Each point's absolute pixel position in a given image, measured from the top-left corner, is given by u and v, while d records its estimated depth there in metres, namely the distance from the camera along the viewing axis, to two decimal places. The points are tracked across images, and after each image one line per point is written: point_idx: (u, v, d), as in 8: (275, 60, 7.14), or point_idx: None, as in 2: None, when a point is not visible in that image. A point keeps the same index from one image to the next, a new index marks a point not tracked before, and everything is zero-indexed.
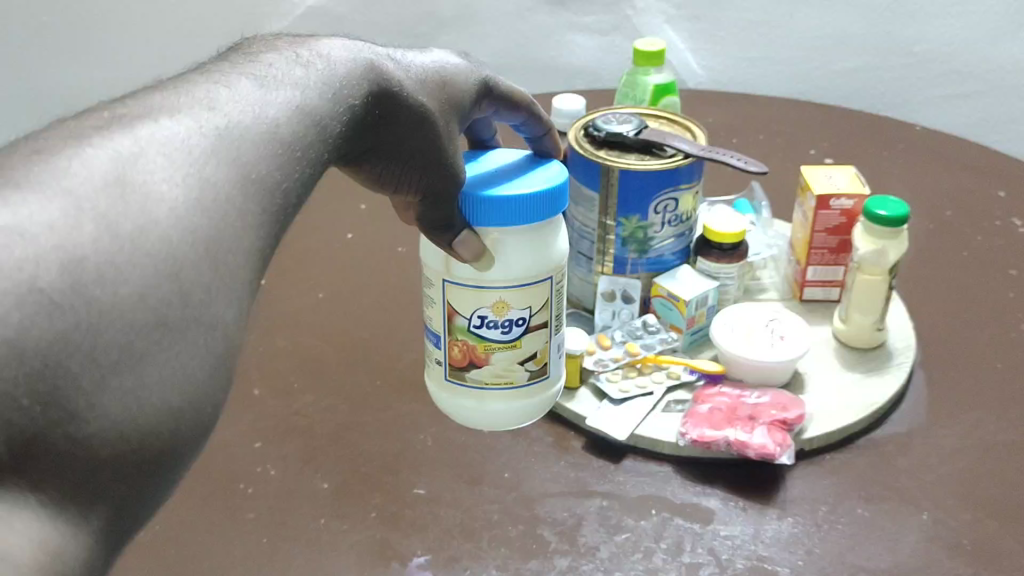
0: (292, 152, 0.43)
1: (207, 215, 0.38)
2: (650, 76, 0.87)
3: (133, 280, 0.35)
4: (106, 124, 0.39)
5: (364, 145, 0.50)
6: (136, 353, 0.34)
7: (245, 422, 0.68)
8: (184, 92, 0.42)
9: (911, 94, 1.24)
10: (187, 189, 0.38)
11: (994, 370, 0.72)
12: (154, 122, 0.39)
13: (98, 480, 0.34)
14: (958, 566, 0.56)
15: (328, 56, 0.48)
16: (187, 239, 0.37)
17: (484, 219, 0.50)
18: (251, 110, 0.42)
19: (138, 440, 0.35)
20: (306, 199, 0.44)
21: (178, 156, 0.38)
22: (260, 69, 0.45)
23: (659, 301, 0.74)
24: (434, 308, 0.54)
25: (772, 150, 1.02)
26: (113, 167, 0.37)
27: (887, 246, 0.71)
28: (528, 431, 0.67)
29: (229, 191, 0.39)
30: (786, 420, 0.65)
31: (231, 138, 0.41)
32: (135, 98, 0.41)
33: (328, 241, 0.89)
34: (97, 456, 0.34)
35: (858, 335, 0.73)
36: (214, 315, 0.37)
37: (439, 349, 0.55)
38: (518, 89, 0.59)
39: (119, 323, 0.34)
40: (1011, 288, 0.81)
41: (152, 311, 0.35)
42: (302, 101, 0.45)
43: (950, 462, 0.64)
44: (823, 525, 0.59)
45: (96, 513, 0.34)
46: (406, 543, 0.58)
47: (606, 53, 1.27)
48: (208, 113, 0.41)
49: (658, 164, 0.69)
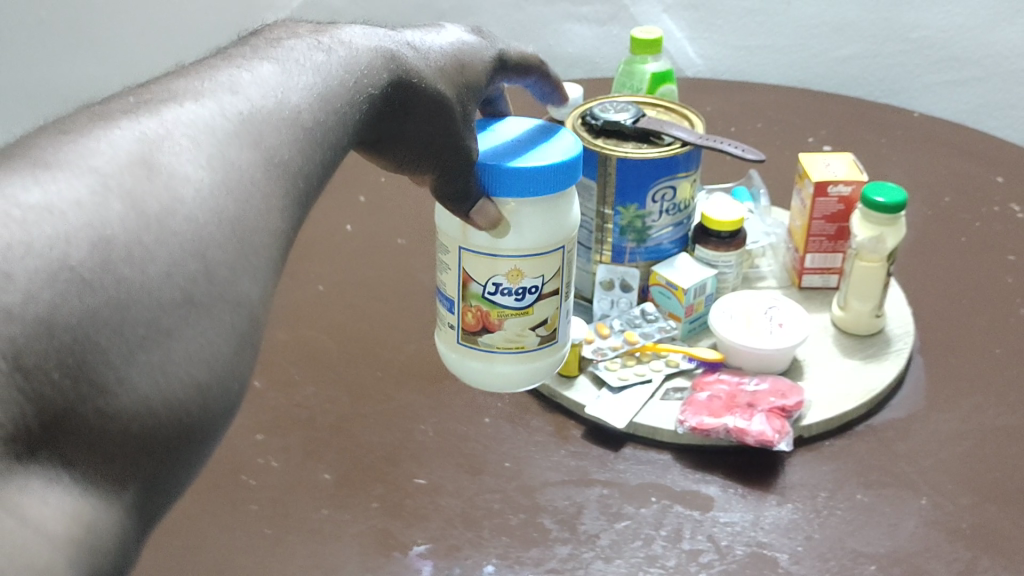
0: (314, 137, 0.44)
1: (231, 196, 0.39)
2: (648, 65, 0.87)
3: (161, 258, 0.36)
4: (132, 108, 0.40)
5: (382, 132, 0.51)
6: (163, 330, 0.35)
7: (248, 413, 0.68)
8: (208, 75, 0.43)
9: (909, 81, 1.23)
10: (212, 170, 0.39)
11: (993, 355, 0.72)
12: (179, 105, 0.40)
13: (131, 455, 0.35)
14: (958, 551, 0.57)
15: (350, 42, 0.49)
16: (214, 220, 0.38)
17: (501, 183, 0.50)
18: (273, 94, 0.43)
19: (168, 415, 0.35)
20: (327, 182, 0.45)
21: (202, 140, 0.39)
22: (282, 53, 0.46)
23: (658, 290, 0.74)
24: (451, 273, 0.54)
25: (770, 138, 1.02)
26: (137, 148, 0.38)
27: (885, 232, 0.71)
28: (529, 421, 0.68)
29: (254, 174, 0.40)
30: (786, 406, 0.65)
31: (255, 122, 0.42)
32: (159, 83, 0.43)
33: (327, 233, 0.89)
34: (128, 430, 0.34)
35: (856, 322, 0.73)
36: (240, 293, 0.38)
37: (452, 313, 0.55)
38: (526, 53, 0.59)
39: (147, 300, 0.35)
40: (1009, 273, 0.81)
41: (179, 287, 0.36)
42: (323, 87, 0.45)
43: (949, 447, 0.64)
44: (822, 511, 0.60)
45: (129, 489, 0.35)
46: (408, 533, 0.58)
47: (603, 42, 1.27)
48: (231, 96, 0.42)
49: (655, 152, 0.69)
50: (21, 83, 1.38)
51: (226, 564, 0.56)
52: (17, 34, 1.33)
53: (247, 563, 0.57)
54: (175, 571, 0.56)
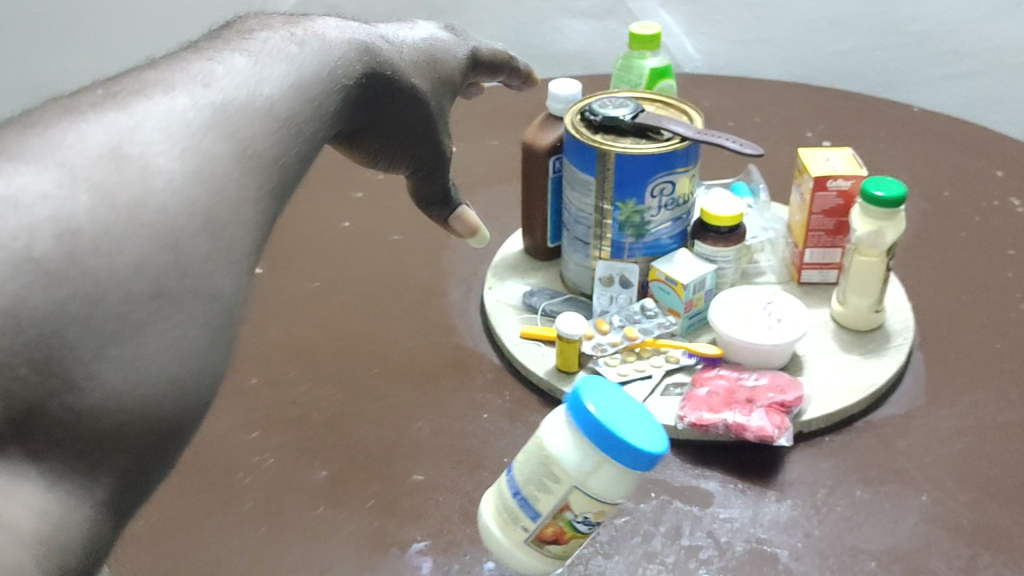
0: (288, 129, 0.45)
1: (204, 187, 0.40)
2: (646, 60, 0.86)
3: (130, 251, 0.37)
4: (101, 100, 0.40)
5: (364, 124, 0.56)
6: (135, 323, 0.36)
7: (245, 411, 0.68)
8: (179, 69, 0.44)
9: (908, 75, 1.23)
10: (184, 162, 0.40)
11: (993, 350, 0.72)
12: (150, 98, 0.41)
13: (105, 450, 0.35)
14: (958, 547, 0.57)
15: (322, 35, 0.51)
16: (185, 211, 0.39)
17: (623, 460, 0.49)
18: (246, 86, 0.45)
19: (140, 411, 0.36)
20: (303, 176, 0.46)
21: (175, 131, 0.40)
22: (253, 45, 0.48)
23: (657, 286, 0.74)
24: (552, 474, 0.51)
25: (769, 132, 1.02)
26: (108, 139, 0.38)
27: (884, 227, 0.70)
28: (527, 417, 0.68)
29: (227, 165, 0.41)
30: (785, 402, 0.65)
31: (228, 113, 0.43)
32: (129, 76, 0.43)
33: (324, 229, 0.89)
34: (99, 425, 0.35)
35: (855, 317, 0.73)
36: (214, 287, 0.39)
37: (531, 524, 0.52)
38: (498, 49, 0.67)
39: (117, 294, 0.36)
40: (1009, 268, 0.81)
41: (150, 281, 0.37)
42: (295, 79, 0.47)
43: (948, 444, 0.64)
44: (821, 508, 0.59)
45: (102, 484, 0.35)
46: (405, 531, 0.58)
47: (601, 38, 1.27)
48: (202, 89, 0.43)
49: (653, 147, 0.69)
50: (17, 78, 1.38)
51: (222, 563, 0.56)
52: (13, 31, 1.33)
53: (244, 561, 0.56)
54: (170, 570, 0.56)
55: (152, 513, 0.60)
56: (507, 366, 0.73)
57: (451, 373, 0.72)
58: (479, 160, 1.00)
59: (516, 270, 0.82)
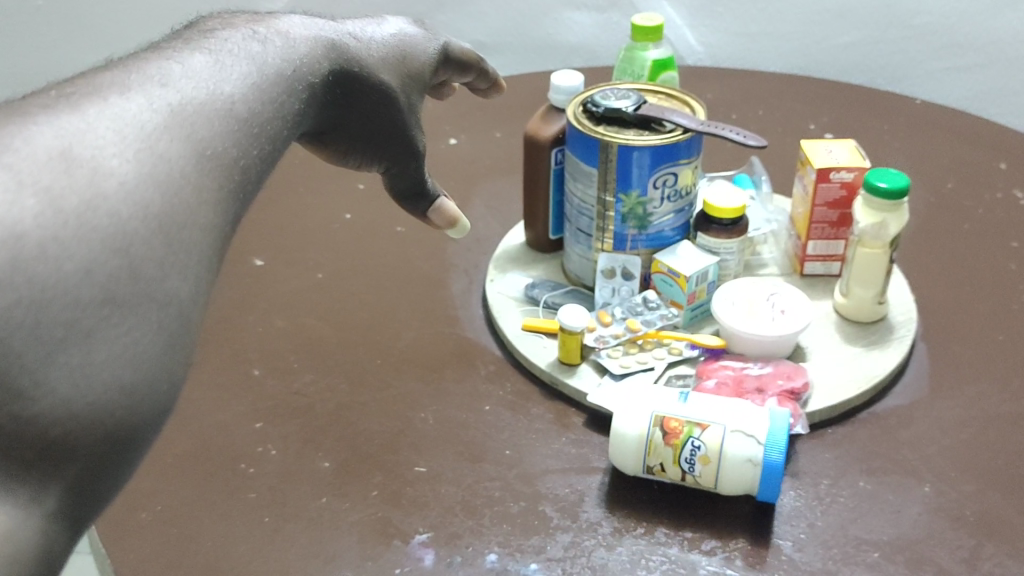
0: (250, 127, 0.47)
1: (159, 189, 0.40)
2: (649, 52, 0.86)
3: (78, 256, 0.36)
4: (54, 102, 0.41)
5: (331, 121, 0.59)
6: (83, 330, 0.36)
7: (247, 402, 0.68)
8: (136, 70, 0.44)
9: (911, 68, 1.23)
10: (137, 164, 0.40)
11: (995, 342, 0.72)
12: (104, 100, 0.41)
13: (52, 459, 0.35)
14: (961, 538, 0.56)
15: (286, 33, 0.53)
16: (139, 215, 0.39)
17: (771, 488, 0.57)
18: (205, 87, 0.46)
19: (88, 419, 0.36)
20: (265, 175, 0.47)
21: (128, 132, 0.41)
22: (215, 44, 0.49)
23: (660, 278, 0.74)
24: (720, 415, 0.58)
25: (772, 125, 1.02)
26: (57, 143, 0.38)
27: (887, 219, 0.70)
28: (529, 409, 0.67)
29: (184, 166, 0.42)
30: (795, 389, 0.65)
31: (185, 114, 0.43)
32: (85, 79, 0.44)
33: (326, 220, 0.89)
34: (46, 434, 0.35)
35: (859, 309, 0.73)
36: (169, 290, 0.39)
37: (666, 418, 0.58)
38: (467, 48, 0.69)
39: (65, 299, 0.36)
40: (1013, 260, 0.80)
41: (99, 287, 0.37)
42: (256, 78, 0.49)
43: (951, 434, 0.64)
44: (825, 498, 0.59)
45: (50, 493, 0.35)
46: (408, 521, 0.58)
47: (604, 30, 1.26)
48: (160, 90, 0.44)
49: (657, 139, 0.69)
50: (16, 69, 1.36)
51: (224, 553, 0.56)
52: None
53: (246, 551, 0.56)
54: (172, 560, 0.56)
55: (154, 505, 0.60)
56: (509, 358, 0.73)
57: (453, 364, 0.72)
58: (481, 153, 1.00)
59: (518, 262, 0.82)
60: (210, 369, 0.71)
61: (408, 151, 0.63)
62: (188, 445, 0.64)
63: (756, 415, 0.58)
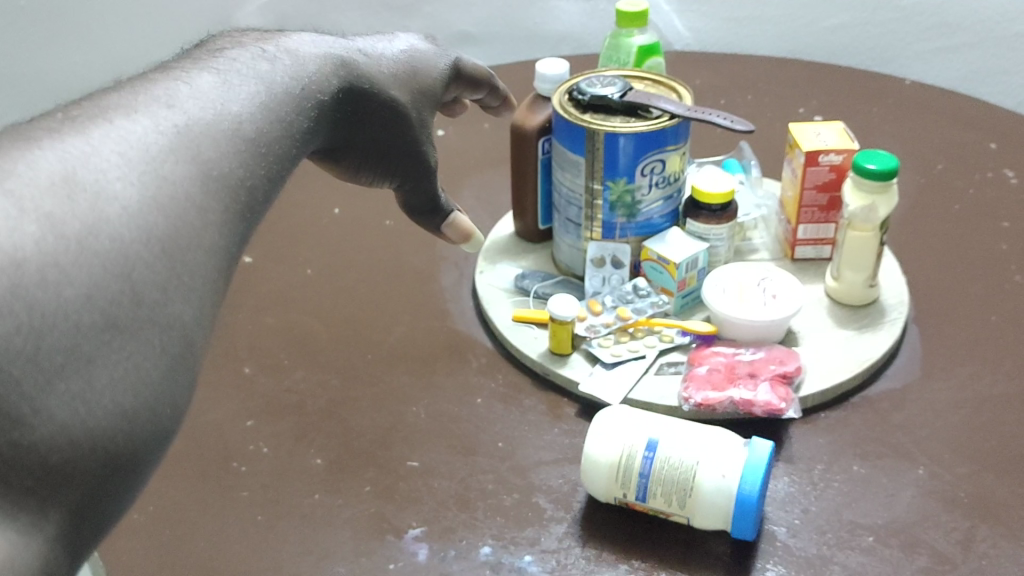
0: (258, 148, 0.47)
1: (163, 213, 0.40)
2: (634, 38, 0.85)
3: (78, 282, 0.36)
4: (59, 126, 0.41)
5: (343, 141, 0.59)
6: (83, 356, 0.36)
7: (238, 400, 0.67)
8: (143, 91, 0.45)
9: (899, 49, 1.22)
10: (141, 187, 0.40)
11: (987, 323, 0.72)
12: (110, 122, 0.41)
13: (53, 483, 0.34)
14: (956, 520, 0.56)
15: (295, 52, 0.54)
16: (142, 238, 0.39)
17: (745, 527, 0.54)
18: (212, 107, 0.46)
19: (91, 445, 0.35)
20: (273, 194, 0.47)
21: (133, 155, 0.41)
22: (224, 65, 0.50)
23: (649, 265, 0.73)
24: (688, 501, 0.54)
25: (760, 109, 1.01)
26: (60, 168, 0.38)
27: (877, 201, 0.69)
28: (521, 400, 0.67)
29: (189, 188, 0.42)
30: (787, 373, 0.65)
31: (192, 136, 0.43)
32: (91, 101, 0.44)
33: (315, 216, 0.89)
34: (46, 461, 0.34)
35: (849, 292, 0.73)
36: (172, 314, 0.39)
37: (633, 499, 0.56)
38: (480, 65, 0.70)
39: (64, 325, 0.35)
40: (1004, 240, 0.80)
41: (100, 312, 0.36)
42: (264, 97, 0.49)
43: (945, 417, 0.64)
44: (818, 483, 0.59)
45: (51, 519, 0.34)
46: (401, 516, 0.58)
47: (591, 18, 1.25)
48: (167, 111, 0.44)
49: (644, 125, 0.68)
50: None
51: (218, 553, 0.56)
52: None
53: (240, 550, 0.56)
54: (165, 561, 0.56)
55: (148, 506, 0.59)
56: (500, 349, 0.72)
57: (445, 357, 0.71)
58: (469, 144, 0.99)
59: (507, 253, 0.81)
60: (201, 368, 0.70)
61: (420, 168, 0.63)
62: (181, 444, 0.64)
63: (732, 463, 0.54)
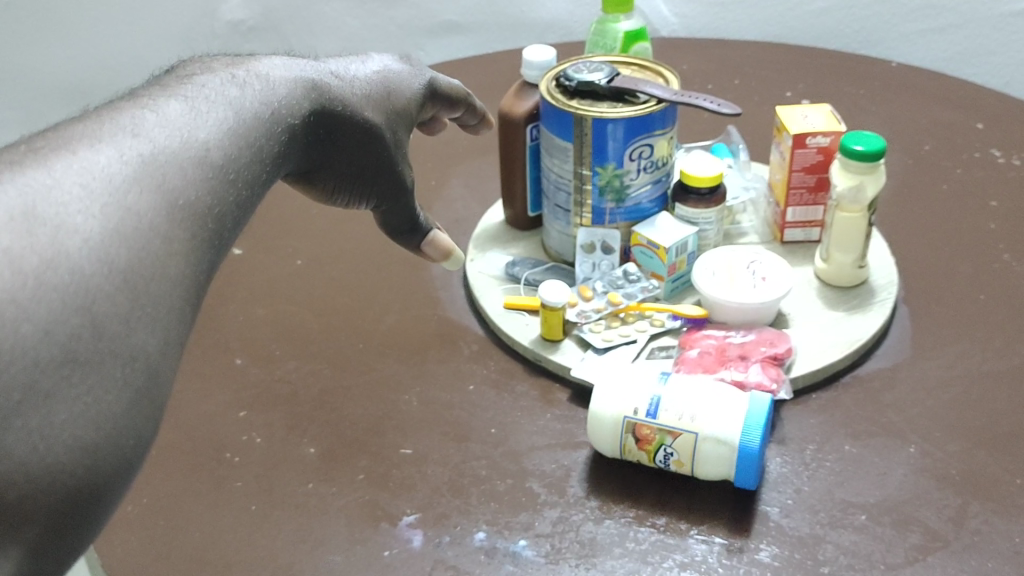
0: (225, 174, 0.47)
1: (126, 244, 0.40)
2: (620, 23, 0.85)
3: (37, 317, 0.36)
4: (22, 158, 0.41)
5: (318, 163, 0.59)
6: (42, 393, 0.35)
7: (229, 392, 0.67)
8: (109, 120, 0.45)
9: (885, 31, 1.22)
10: (104, 219, 0.40)
11: (976, 302, 0.72)
12: (74, 154, 0.41)
13: (10, 518, 0.35)
14: (947, 497, 0.57)
15: (266, 76, 0.54)
16: (103, 270, 0.39)
17: (747, 477, 0.56)
18: (178, 134, 0.46)
19: (47, 480, 0.35)
20: (239, 221, 0.47)
21: (96, 186, 0.41)
22: (192, 91, 0.50)
23: (639, 250, 0.73)
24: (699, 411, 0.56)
25: (748, 94, 1.01)
26: (20, 202, 0.38)
27: (864, 181, 0.69)
28: (514, 387, 0.67)
29: (154, 219, 0.42)
30: (778, 355, 0.65)
31: (156, 165, 0.43)
32: (56, 131, 0.44)
33: (305, 206, 0.88)
34: (4, 498, 0.34)
35: (838, 274, 0.73)
36: (135, 345, 0.39)
37: (643, 417, 0.57)
38: (456, 83, 0.70)
39: (23, 361, 0.35)
40: (992, 219, 0.80)
41: (60, 346, 0.36)
42: (232, 123, 0.49)
43: (936, 395, 0.64)
44: (810, 464, 0.59)
45: (9, 556, 0.35)
46: (395, 503, 0.58)
47: (578, 6, 1.24)
48: (132, 140, 0.44)
49: (631, 110, 0.68)
50: None
51: (210, 545, 0.56)
52: None
53: (232, 542, 0.56)
54: (159, 552, 0.56)
55: (141, 498, 0.59)
56: (491, 336, 0.72)
57: (436, 345, 0.71)
58: (457, 133, 0.99)
59: (497, 241, 0.81)
60: (193, 360, 0.70)
61: (397, 187, 0.62)
62: (173, 437, 0.64)
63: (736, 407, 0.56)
